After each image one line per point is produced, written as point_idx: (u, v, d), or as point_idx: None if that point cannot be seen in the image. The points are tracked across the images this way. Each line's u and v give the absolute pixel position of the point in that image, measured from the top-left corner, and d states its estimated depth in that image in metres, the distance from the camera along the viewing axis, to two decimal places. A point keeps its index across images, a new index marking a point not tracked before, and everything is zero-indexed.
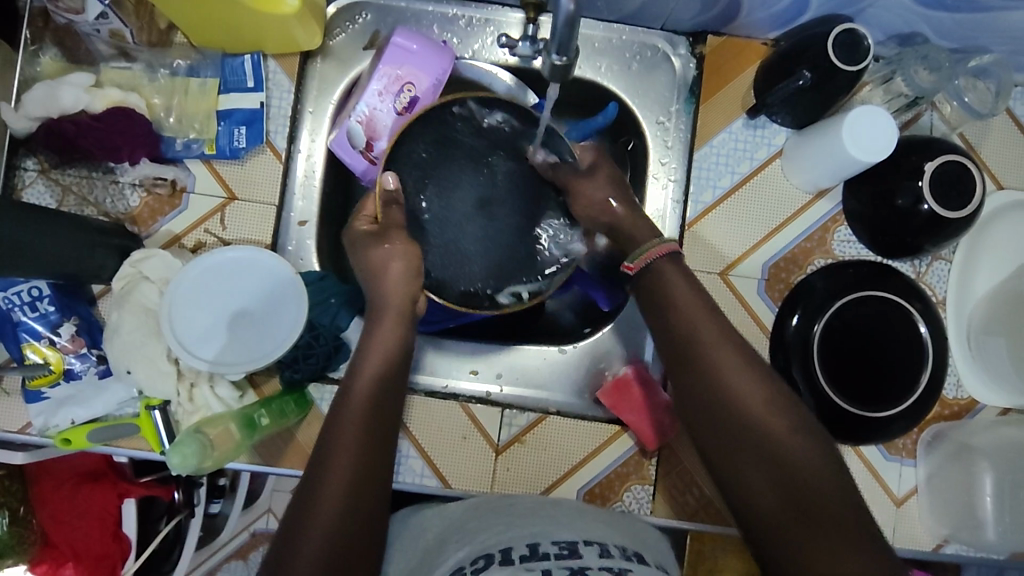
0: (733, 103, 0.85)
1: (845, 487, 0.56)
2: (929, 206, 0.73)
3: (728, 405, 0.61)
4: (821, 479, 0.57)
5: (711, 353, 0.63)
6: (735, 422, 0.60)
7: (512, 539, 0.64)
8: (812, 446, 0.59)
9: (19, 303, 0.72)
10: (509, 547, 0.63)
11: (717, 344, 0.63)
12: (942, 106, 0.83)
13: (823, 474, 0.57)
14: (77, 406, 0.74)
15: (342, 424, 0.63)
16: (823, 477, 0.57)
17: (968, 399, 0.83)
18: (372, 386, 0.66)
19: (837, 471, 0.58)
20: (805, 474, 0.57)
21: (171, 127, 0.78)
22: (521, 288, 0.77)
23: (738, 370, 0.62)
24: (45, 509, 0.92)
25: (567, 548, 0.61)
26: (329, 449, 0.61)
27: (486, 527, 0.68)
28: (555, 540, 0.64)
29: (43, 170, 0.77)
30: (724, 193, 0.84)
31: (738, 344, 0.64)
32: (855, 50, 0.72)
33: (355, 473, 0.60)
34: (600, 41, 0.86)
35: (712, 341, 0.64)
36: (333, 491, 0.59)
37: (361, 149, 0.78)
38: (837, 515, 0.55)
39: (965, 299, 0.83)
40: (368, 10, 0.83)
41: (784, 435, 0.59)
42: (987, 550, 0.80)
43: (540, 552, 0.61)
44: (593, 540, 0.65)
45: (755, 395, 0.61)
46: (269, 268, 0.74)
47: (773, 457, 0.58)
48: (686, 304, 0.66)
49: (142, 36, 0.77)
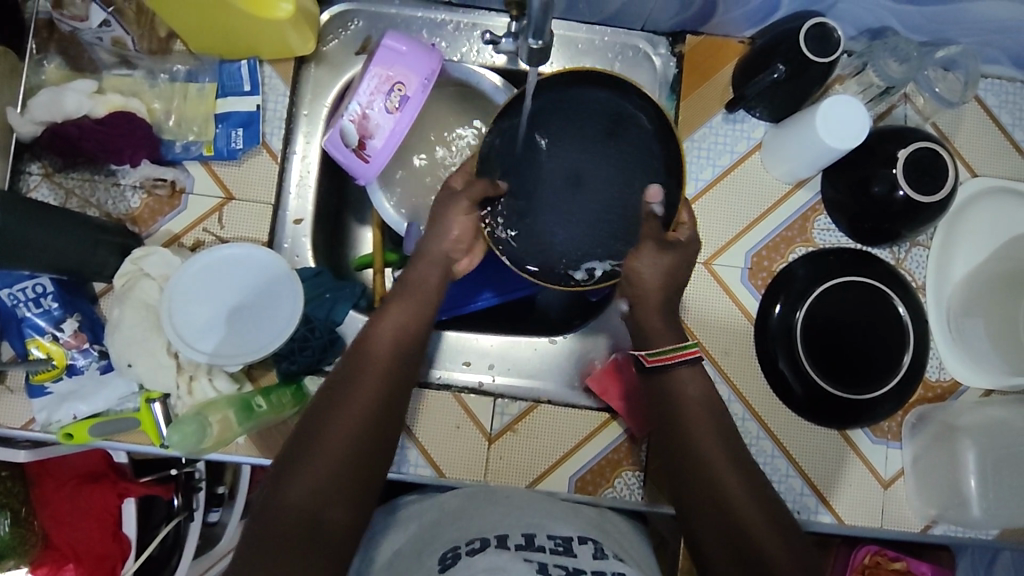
0: (714, 98, 0.87)
1: (783, 532, 0.63)
2: (904, 191, 0.75)
3: (694, 455, 0.68)
4: (759, 522, 0.63)
5: (683, 416, 0.70)
6: (700, 481, 0.66)
7: (505, 528, 0.67)
8: (757, 502, 0.65)
9: (23, 299, 0.74)
10: (505, 534, 0.65)
11: (693, 406, 0.70)
12: (914, 98, 0.86)
13: (763, 526, 0.63)
14: (78, 401, 0.76)
15: (332, 426, 0.64)
16: (763, 521, 0.64)
17: (950, 381, 0.84)
18: (379, 397, 0.67)
19: (785, 529, 0.64)
20: (756, 535, 0.63)
21: (170, 130, 0.81)
22: (595, 265, 0.78)
23: (708, 438, 0.69)
24: (46, 511, 0.94)
25: (563, 544, 0.64)
26: (312, 453, 0.62)
27: (476, 517, 0.70)
28: (552, 534, 0.66)
29: (47, 174, 0.80)
30: (707, 185, 0.87)
31: (711, 407, 0.70)
32: (826, 43, 0.75)
33: (326, 484, 0.61)
34: (583, 42, 0.90)
35: (690, 404, 0.70)
36: (310, 482, 0.61)
37: (354, 148, 0.81)
38: (767, 549, 0.62)
39: (944, 282, 0.85)
40: (359, 17, 0.87)
41: (733, 489, 0.65)
42: (975, 529, 0.81)
43: (536, 545, 0.63)
44: (587, 538, 0.68)
45: (718, 451, 0.68)
46: (264, 264, 0.76)
47: (719, 495, 0.65)
48: (682, 377, 0.71)
49: (143, 44, 0.81)
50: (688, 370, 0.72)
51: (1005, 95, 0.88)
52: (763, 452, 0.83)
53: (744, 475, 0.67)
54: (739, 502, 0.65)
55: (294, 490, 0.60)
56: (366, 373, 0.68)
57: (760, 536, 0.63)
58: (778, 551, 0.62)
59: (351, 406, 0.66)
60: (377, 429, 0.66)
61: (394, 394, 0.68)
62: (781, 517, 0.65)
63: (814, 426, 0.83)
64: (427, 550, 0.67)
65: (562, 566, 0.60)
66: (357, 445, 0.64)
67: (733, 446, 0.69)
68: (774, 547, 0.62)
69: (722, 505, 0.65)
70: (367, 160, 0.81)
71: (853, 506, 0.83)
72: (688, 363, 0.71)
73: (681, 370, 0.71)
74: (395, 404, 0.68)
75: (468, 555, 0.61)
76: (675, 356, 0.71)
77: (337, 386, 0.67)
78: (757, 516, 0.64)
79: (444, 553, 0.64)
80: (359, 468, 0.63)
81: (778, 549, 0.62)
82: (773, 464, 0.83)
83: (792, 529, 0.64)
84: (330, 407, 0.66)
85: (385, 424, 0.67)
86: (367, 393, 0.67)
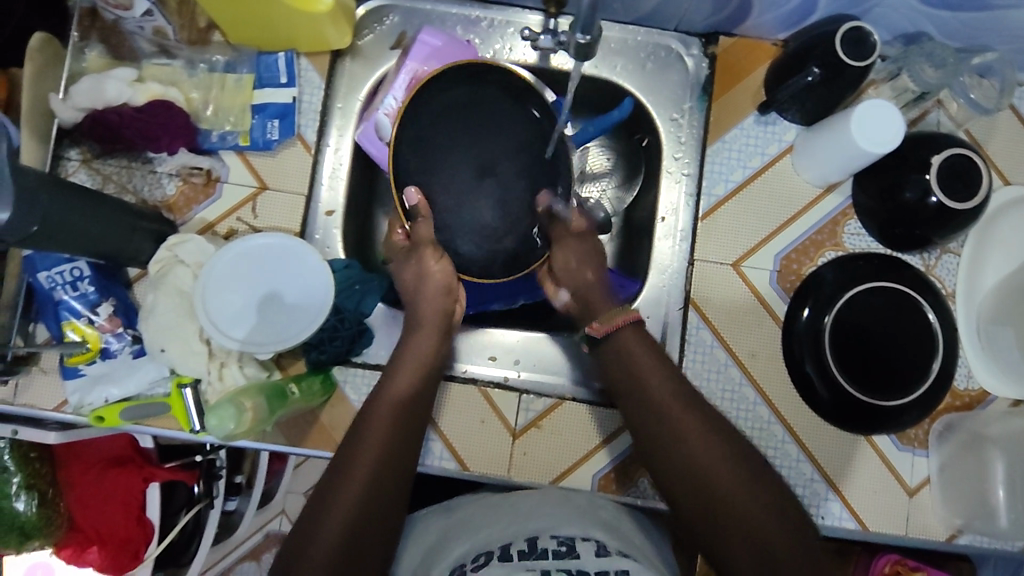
0: (746, 99, 0.88)
1: (766, 491, 0.64)
2: (936, 198, 0.74)
3: (665, 428, 0.68)
4: (741, 486, 0.64)
5: (647, 391, 0.69)
6: (674, 456, 0.67)
7: (511, 535, 0.69)
8: (736, 465, 0.65)
9: (61, 282, 0.75)
10: (508, 543, 0.67)
11: (670, 401, 0.68)
12: (948, 104, 0.86)
13: (748, 489, 0.64)
14: (110, 384, 0.77)
15: (354, 457, 0.65)
16: (745, 484, 0.64)
17: (978, 390, 0.84)
18: (393, 420, 0.68)
19: (768, 487, 0.64)
20: (740, 501, 0.63)
21: (207, 119, 0.82)
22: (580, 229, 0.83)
23: (677, 409, 0.68)
24: (73, 493, 0.95)
25: (566, 545, 0.65)
26: (340, 482, 0.63)
27: (492, 525, 0.72)
28: (556, 535, 0.67)
29: (85, 160, 0.81)
30: (737, 187, 0.87)
31: (673, 380, 0.70)
32: (862, 46, 0.75)
33: (354, 516, 0.62)
34: (616, 42, 0.91)
35: (666, 399, 0.68)
36: (340, 513, 0.61)
37: (386, 142, 0.82)
38: (749, 511, 0.63)
39: (974, 290, 0.84)
40: (394, 12, 0.87)
41: (710, 457, 0.65)
42: (1000, 540, 0.81)
43: (539, 550, 0.64)
44: (591, 537, 0.67)
45: (689, 421, 0.67)
46: (297, 254, 0.77)
47: (693, 467, 0.65)
48: (630, 342, 0.72)
49: (182, 34, 0.82)
50: (656, 363, 0.71)
51: None
52: (787, 456, 0.83)
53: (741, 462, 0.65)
54: (737, 494, 0.64)
55: (325, 522, 0.61)
56: (381, 404, 0.69)
57: (743, 502, 0.63)
58: (762, 513, 0.63)
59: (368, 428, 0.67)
60: (399, 458, 0.67)
61: (408, 419, 0.69)
62: (763, 479, 0.65)
63: (839, 432, 0.83)
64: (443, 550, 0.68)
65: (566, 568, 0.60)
66: (381, 472, 0.65)
67: (705, 412, 0.68)
68: (779, 540, 0.62)
69: (719, 500, 0.64)
70: None
71: (878, 513, 0.82)
72: (631, 324, 0.73)
73: (628, 332, 0.73)
74: (410, 430, 0.69)
75: (472, 570, 0.63)
76: (620, 319, 0.73)
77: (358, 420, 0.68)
78: (756, 506, 0.63)
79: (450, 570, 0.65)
80: (385, 484, 0.64)
81: (761, 511, 0.63)
82: (798, 468, 0.83)
83: (776, 488, 0.65)
84: (349, 443, 0.66)
85: (404, 441, 0.68)
86: (381, 417, 0.68)
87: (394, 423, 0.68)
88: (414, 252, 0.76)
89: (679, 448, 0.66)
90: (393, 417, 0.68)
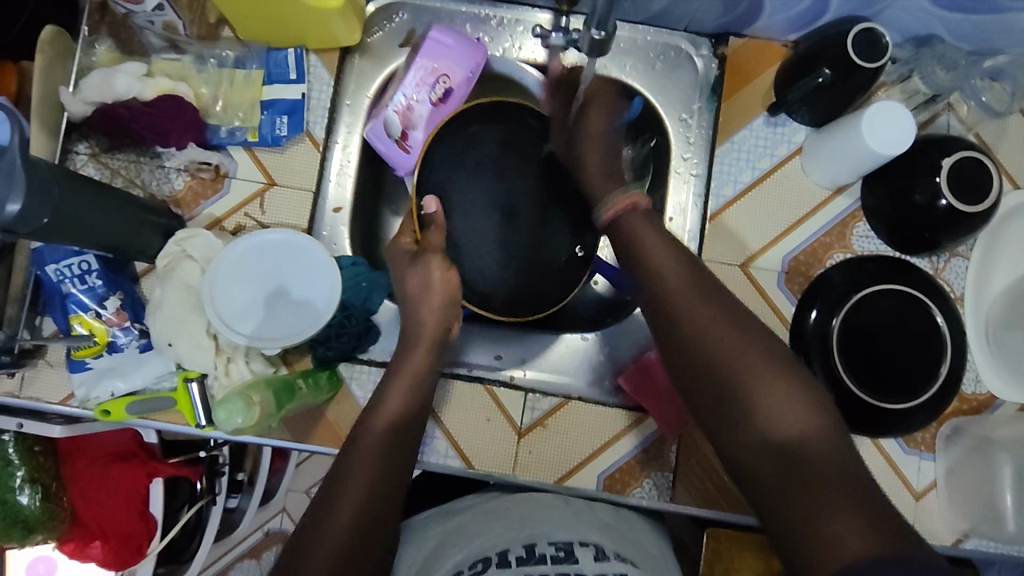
0: (755, 100, 0.87)
1: (790, 379, 0.59)
2: (946, 201, 0.74)
3: (678, 319, 0.63)
4: (760, 375, 0.59)
5: (662, 282, 0.65)
6: (686, 346, 0.62)
7: (509, 542, 0.68)
8: (756, 354, 0.60)
9: (69, 275, 0.75)
10: (506, 549, 0.66)
11: (701, 313, 0.63)
12: (958, 107, 0.85)
13: (768, 378, 0.59)
14: (116, 378, 0.77)
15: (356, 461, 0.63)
16: (765, 372, 0.59)
17: (987, 394, 0.83)
18: (395, 422, 0.67)
19: (792, 376, 0.59)
20: (758, 392, 0.59)
21: (216, 115, 0.82)
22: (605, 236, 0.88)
23: (692, 300, 0.64)
24: (77, 487, 0.95)
25: (564, 550, 0.64)
26: (342, 484, 0.61)
27: (490, 530, 0.71)
28: (553, 540, 0.67)
29: (94, 155, 0.81)
30: (746, 188, 0.87)
31: (690, 271, 0.66)
32: (874, 47, 0.75)
33: (359, 514, 0.59)
34: (625, 41, 0.91)
35: (696, 310, 0.63)
36: (345, 513, 0.59)
37: (396, 139, 0.83)
38: (766, 402, 0.58)
39: (984, 292, 0.84)
40: (404, 10, 0.87)
41: (727, 345, 0.61)
42: (1007, 546, 0.80)
43: (537, 556, 0.64)
44: (589, 542, 0.67)
45: (706, 311, 0.63)
46: (304, 251, 0.77)
47: (707, 358, 0.61)
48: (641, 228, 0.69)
49: (193, 29, 0.82)
50: (683, 274, 0.65)
51: None
52: None
53: (781, 376, 0.59)
54: (769, 412, 0.58)
55: (330, 523, 0.59)
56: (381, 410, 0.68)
57: (762, 392, 0.58)
58: (782, 404, 0.58)
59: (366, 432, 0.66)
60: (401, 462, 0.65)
61: (408, 423, 0.68)
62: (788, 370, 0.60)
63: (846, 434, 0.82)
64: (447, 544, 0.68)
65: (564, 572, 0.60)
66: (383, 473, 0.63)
67: (724, 304, 0.64)
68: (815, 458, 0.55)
69: (751, 417, 0.58)
70: (408, 151, 0.85)
71: None
72: (637, 207, 0.71)
73: (637, 219, 0.70)
74: (410, 435, 0.68)
75: None
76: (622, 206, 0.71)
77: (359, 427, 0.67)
78: (791, 425, 0.57)
79: None
80: (387, 484, 0.63)
81: (781, 399, 0.58)
82: None
83: (803, 379, 0.60)
84: (350, 450, 0.65)
85: (403, 445, 0.66)
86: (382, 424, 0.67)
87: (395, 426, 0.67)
88: (421, 257, 0.77)
89: (710, 363, 0.61)
90: (393, 422, 0.67)
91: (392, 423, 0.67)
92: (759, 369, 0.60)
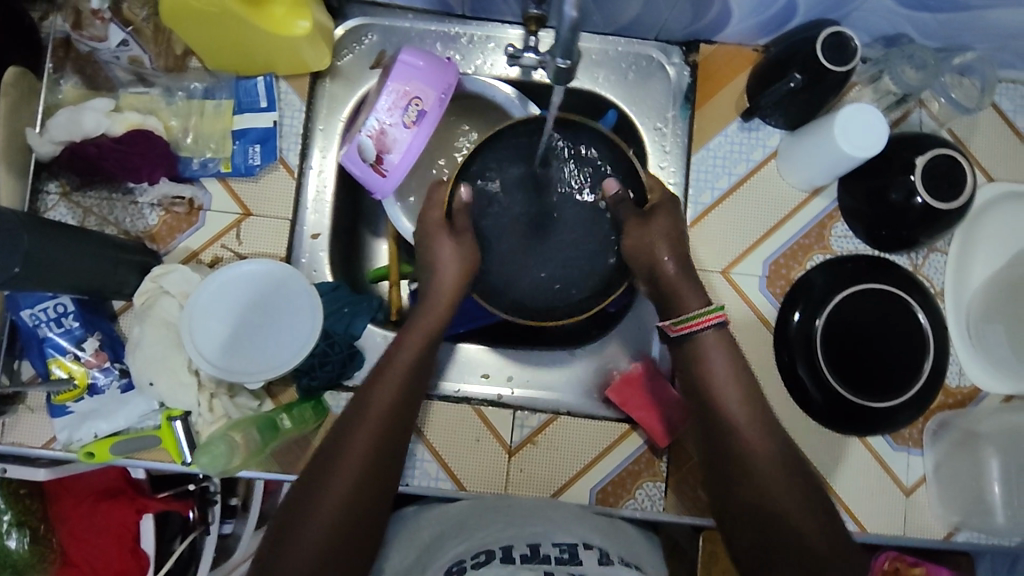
0: (727, 107, 0.88)
1: (786, 455, 0.65)
2: (922, 199, 0.75)
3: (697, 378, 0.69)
4: (759, 447, 0.65)
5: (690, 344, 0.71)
6: (700, 406, 0.69)
7: (510, 538, 0.66)
8: (762, 427, 0.66)
9: (45, 319, 0.75)
10: (509, 545, 0.65)
11: (727, 388, 0.68)
12: (929, 103, 0.86)
13: (765, 452, 0.65)
14: (98, 419, 0.75)
15: (333, 469, 0.62)
16: (763, 446, 0.65)
17: (970, 387, 0.84)
18: (380, 426, 0.65)
19: (787, 455, 0.65)
20: (753, 463, 0.64)
21: (188, 147, 0.81)
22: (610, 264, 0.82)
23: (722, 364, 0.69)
24: (65, 527, 0.93)
25: (568, 552, 0.63)
26: (315, 499, 0.61)
27: (491, 526, 0.69)
28: (555, 542, 0.66)
29: (64, 194, 0.80)
30: (723, 195, 0.87)
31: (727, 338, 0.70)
32: (843, 52, 0.75)
33: (330, 530, 0.60)
34: (597, 53, 0.91)
35: (723, 383, 0.68)
36: (316, 529, 0.59)
37: (371, 163, 0.81)
38: (760, 473, 0.64)
39: (962, 288, 0.85)
40: (373, 31, 0.87)
41: (738, 412, 0.67)
42: (997, 536, 0.81)
43: (541, 555, 0.62)
44: (592, 544, 0.67)
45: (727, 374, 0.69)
46: (284, 280, 0.76)
47: (714, 420, 0.67)
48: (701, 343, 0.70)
49: (160, 62, 0.81)
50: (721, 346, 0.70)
51: (1021, 99, 0.88)
52: None
53: (795, 483, 0.63)
54: (774, 492, 0.63)
55: (303, 535, 0.59)
56: (365, 411, 0.66)
57: (757, 464, 0.64)
58: (775, 477, 0.63)
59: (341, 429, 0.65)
60: (377, 475, 0.64)
61: (396, 429, 0.67)
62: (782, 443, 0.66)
63: (832, 434, 0.82)
64: (434, 560, 0.67)
65: (569, 570, 0.59)
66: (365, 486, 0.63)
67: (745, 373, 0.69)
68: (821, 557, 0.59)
69: (754, 496, 0.63)
70: (384, 175, 0.82)
71: (877, 513, 0.82)
72: (713, 328, 0.70)
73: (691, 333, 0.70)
74: (396, 436, 0.66)
75: (473, 569, 0.61)
76: (702, 321, 0.69)
77: (342, 426, 0.66)
78: (790, 506, 0.62)
79: (450, 567, 0.64)
80: (364, 491, 0.62)
81: (779, 476, 0.63)
82: None
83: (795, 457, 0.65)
84: (331, 457, 0.64)
85: (384, 461, 0.64)
86: (367, 425, 0.65)
87: (379, 435, 0.65)
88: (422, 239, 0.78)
89: (745, 475, 0.64)
90: (375, 426, 0.65)
91: (377, 428, 0.65)
92: (766, 454, 0.65)
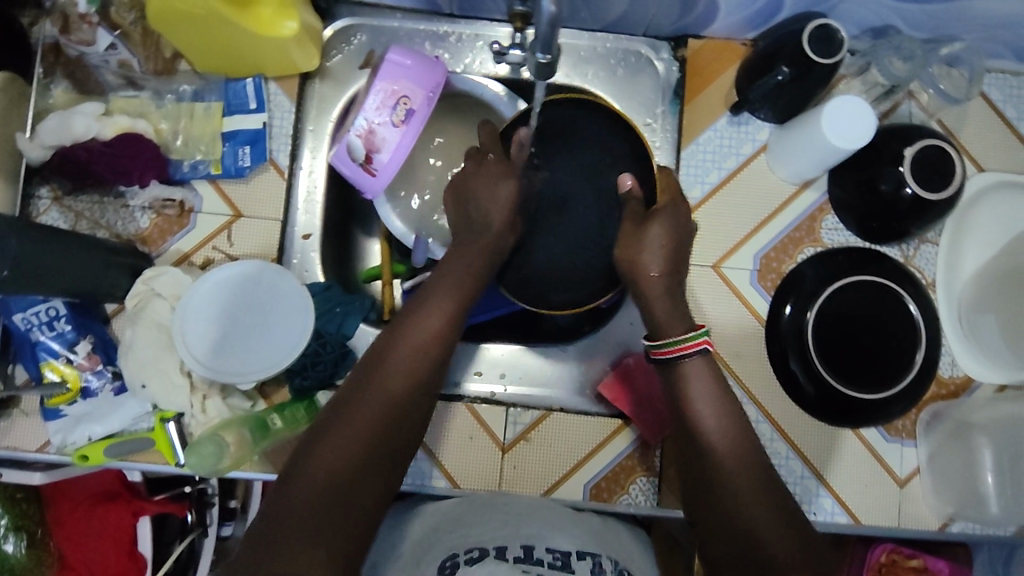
0: (716, 102, 0.88)
1: (765, 482, 0.63)
2: (912, 189, 0.75)
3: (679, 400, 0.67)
4: (738, 473, 0.63)
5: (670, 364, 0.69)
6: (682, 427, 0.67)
7: (504, 538, 0.66)
8: (739, 452, 0.64)
9: (37, 322, 0.75)
10: (503, 545, 0.64)
11: (708, 412, 0.66)
12: (918, 95, 0.86)
13: (742, 479, 0.63)
14: (92, 422, 0.76)
15: (343, 423, 0.61)
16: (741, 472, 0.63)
17: (963, 377, 0.83)
18: (401, 382, 0.64)
19: (767, 480, 0.63)
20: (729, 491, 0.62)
21: (178, 150, 0.82)
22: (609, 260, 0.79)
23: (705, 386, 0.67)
24: (62, 531, 0.93)
25: (561, 558, 0.63)
26: (319, 449, 0.59)
27: (484, 523, 0.69)
28: (550, 547, 0.65)
29: (56, 198, 0.80)
30: (713, 189, 0.87)
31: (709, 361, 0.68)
32: (830, 44, 0.75)
33: (329, 484, 0.58)
34: (585, 50, 0.91)
35: (704, 407, 0.66)
36: (316, 485, 0.58)
37: (361, 162, 0.81)
38: (736, 501, 0.62)
39: (954, 279, 0.85)
40: (362, 31, 0.87)
41: (717, 438, 0.65)
42: (992, 526, 0.80)
43: (535, 558, 0.62)
44: (587, 552, 0.66)
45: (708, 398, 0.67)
46: (274, 281, 0.76)
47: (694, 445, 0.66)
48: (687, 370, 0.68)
49: (149, 65, 0.80)
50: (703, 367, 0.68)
51: (1010, 89, 0.88)
52: (777, 454, 0.82)
53: (775, 510, 0.62)
54: (752, 518, 0.61)
55: (302, 486, 0.58)
56: (386, 365, 0.65)
57: (734, 493, 0.62)
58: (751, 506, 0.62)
59: (340, 418, 0.61)
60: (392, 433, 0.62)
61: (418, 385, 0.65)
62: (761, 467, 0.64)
63: (826, 427, 0.82)
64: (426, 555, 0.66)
65: None
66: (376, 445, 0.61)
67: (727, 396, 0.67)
68: None
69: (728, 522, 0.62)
70: (373, 174, 0.81)
71: (871, 505, 0.82)
72: (697, 355, 0.68)
73: (683, 360, 0.68)
74: (419, 395, 0.64)
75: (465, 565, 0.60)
76: (683, 346, 0.67)
77: (361, 377, 0.64)
78: (768, 531, 0.60)
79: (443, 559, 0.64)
80: (374, 449, 0.60)
81: (756, 505, 0.62)
82: (788, 466, 0.82)
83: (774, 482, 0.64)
84: (344, 409, 0.62)
85: (402, 422, 0.63)
86: (386, 379, 0.64)
87: (399, 389, 0.64)
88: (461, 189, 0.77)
89: (723, 502, 0.62)
90: (395, 380, 0.64)
91: (397, 385, 0.64)
92: (745, 480, 0.63)
